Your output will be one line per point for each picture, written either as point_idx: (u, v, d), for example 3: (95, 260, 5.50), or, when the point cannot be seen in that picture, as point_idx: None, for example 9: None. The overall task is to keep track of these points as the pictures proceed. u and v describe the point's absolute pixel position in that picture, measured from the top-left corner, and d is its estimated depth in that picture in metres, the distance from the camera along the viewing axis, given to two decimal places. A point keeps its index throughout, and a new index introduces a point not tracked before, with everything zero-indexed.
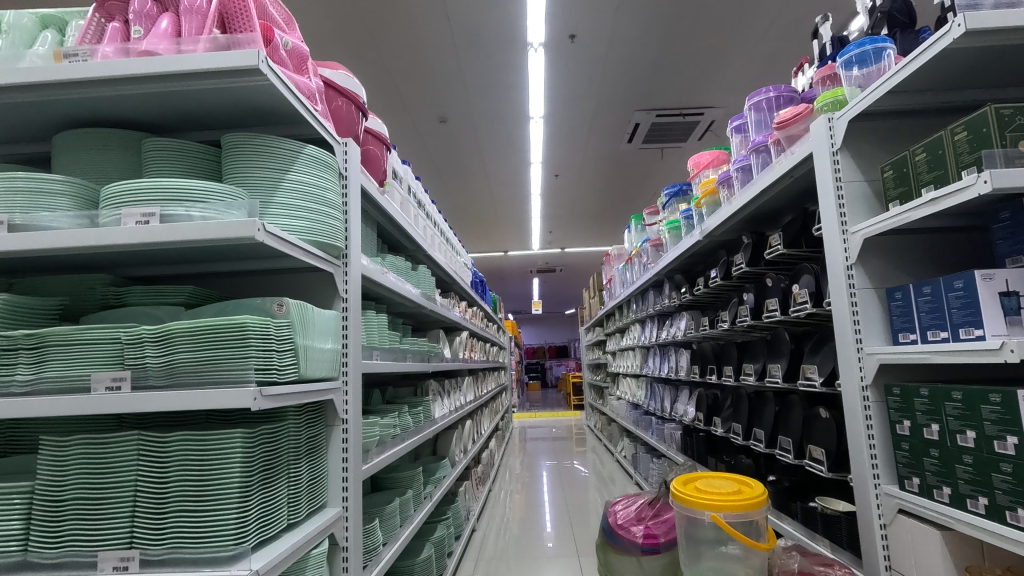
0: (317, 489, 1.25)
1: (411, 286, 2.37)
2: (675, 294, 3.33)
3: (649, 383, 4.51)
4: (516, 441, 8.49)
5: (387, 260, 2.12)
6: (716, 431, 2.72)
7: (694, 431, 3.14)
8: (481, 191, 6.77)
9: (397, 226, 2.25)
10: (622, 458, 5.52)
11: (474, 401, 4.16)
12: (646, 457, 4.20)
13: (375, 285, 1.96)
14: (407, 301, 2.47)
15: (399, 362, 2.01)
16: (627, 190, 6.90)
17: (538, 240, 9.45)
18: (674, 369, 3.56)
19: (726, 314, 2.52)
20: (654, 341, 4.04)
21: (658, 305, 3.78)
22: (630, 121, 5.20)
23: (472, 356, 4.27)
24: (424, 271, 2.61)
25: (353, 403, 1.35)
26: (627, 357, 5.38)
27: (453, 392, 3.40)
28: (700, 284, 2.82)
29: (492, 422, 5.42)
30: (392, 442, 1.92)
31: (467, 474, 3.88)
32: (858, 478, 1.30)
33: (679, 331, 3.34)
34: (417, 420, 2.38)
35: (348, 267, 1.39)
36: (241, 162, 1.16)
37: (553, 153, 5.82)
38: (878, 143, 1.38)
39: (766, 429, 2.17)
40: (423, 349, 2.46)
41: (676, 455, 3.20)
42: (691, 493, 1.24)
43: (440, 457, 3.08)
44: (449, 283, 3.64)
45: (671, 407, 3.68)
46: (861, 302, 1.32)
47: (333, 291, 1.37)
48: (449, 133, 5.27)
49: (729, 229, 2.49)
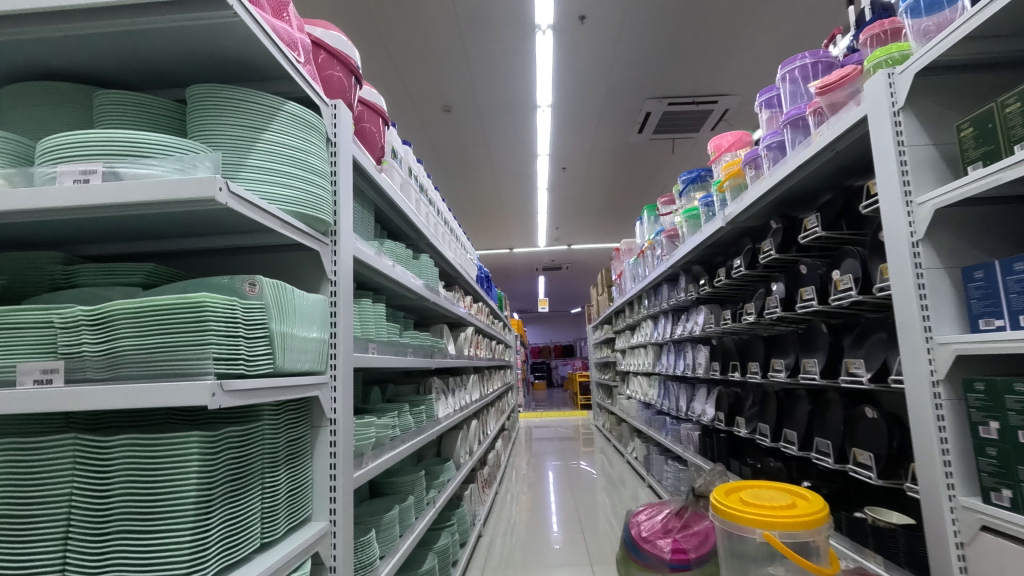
0: (299, 501, 1.08)
1: (413, 276, 2.20)
2: (693, 287, 3.15)
3: (661, 381, 4.34)
4: (521, 441, 8.32)
5: (386, 246, 1.94)
6: (740, 432, 2.53)
7: (714, 432, 2.96)
8: (486, 185, 6.60)
9: (396, 210, 2.08)
10: (632, 460, 5.34)
11: (479, 400, 3.99)
12: (660, 459, 4.02)
13: (371, 272, 1.79)
14: (408, 293, 2.30)
15: (398, 357, 1.84)
16: (637, 183, 6.71)
17: (543, 236, 9.27)
18: (690, 366, 3.37)
19: (752, 306, 2.33)
20: (669, 338, 3.85)
21: (673, 301, 3.59)
22: (641, 110, 5.02)
23: (478, 353, 4.10)
24: (427, 260, 2.44)
25: (343, 401, 1.18)
26: (638, 355, 5.20)
27: (457, 391, 3.23)
28: (721, 275, 2.63)
29: (498, 422, 5.25)
30: (391, 444, 1.75)
31: (473, 476, 3.71)
32: (928, 488, 1.12)
33: (697, 327, 3.15)
34: (419, 420, 2.21)
35: (337, 246, 1.21)
36: (208, 119, 0.99)
37: (561, 144, 5.64)
38: (946, 101, 1.20)
39: (799, 431, 1.99)
40: (426, 343, 2.29)
41: (695, 458, 3.01)
42: (736, 507, 1.06)
43: (444, 459, 2.91)
44: (453, 276, 3.48)
45: (688, 407, 3.49)
46: (930, 285, 1.14)
47: (320, 273, 1.19)
48: (454, 123, 5.10)
49: (754, 213, 2.30)
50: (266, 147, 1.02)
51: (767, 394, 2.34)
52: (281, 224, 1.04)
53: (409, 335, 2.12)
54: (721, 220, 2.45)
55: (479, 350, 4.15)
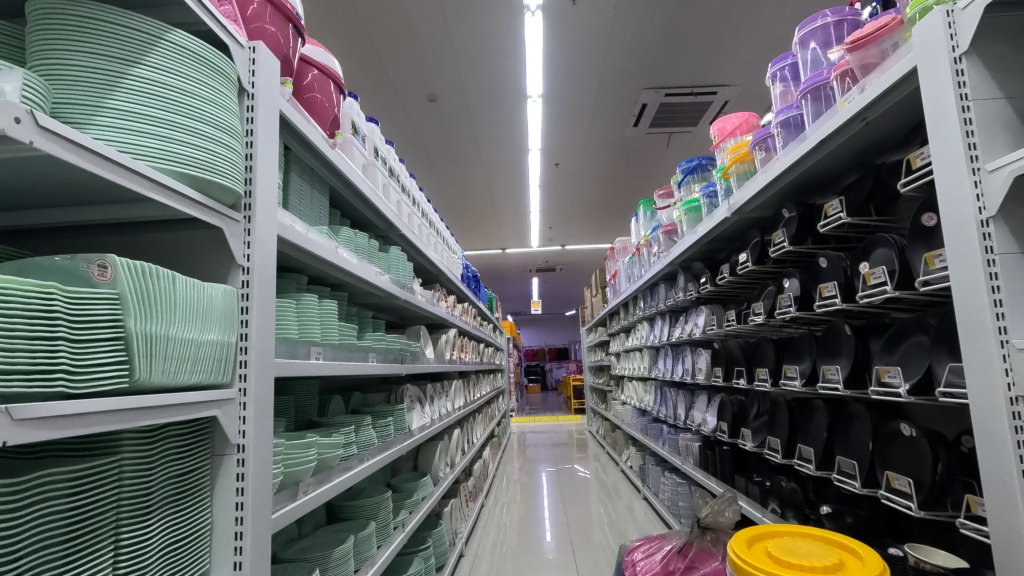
0: (187, 554, 0.82)
1: (379, 271, 1.95)
2: (693, 286, 2.90)
3: (657, 387, 4.09)
4: (513, 446, 8.06)
5: (348, 235, 1.69)
6: (745, 446, 2.28)
7: (716, 444, 2.71)
8: (476, 180, 6.35)
9: (359, 195, 1.83)
10: (627, 468, 5.09)
11: (464, 407, 3.73)
12: (657, 470, 3.76)
13: (323, 263, 1.54)
14: (374, 290, 2.05)
15: (355, 362, 1.59)
16: (632, 180, 6.47)
17: (536, 236, 9.02)
18: (689, 372, 3.13)
19: (760, 306, 2.09)
20: (666, 342, 3.60)
21: (671, 301, 3.35)
22: (637, 101, 4.78)
23: (463, 357, 3.85)
24: (397, 253, 2.18)
25: (256, 422, 0.92)
26: (633, 359, 4.96)
27: (437, 398, 2.97)
28: (724, 273, 2.40)
29: (486, 428, 5.00)
30: (343, 466, 1.49)
31: (455, 489, 3.44)
32: (1004, 535, 0.87)
33: (698, 329, 2.91)
34: (386, 435, 1.95)
35: (251, 225, 0.96)
36: (51, 44, 0.73)
37: (553, 138, 5.40)
38: (1018, 45, 0.96)
39: (817, 447, 1.74)
40: (395, 346, 2.04)
41: (695, 473, 2.76)
42: (763, 567, 0.80)
43: (421, 474, 2.65)
44: (434, 274, 3.23)
45: (687, 415, 3.24)
46: (1005, 274, 0.90)
47: (229, 257, 0.94)
48: (440, 114, 4.85)
49: (764, 202, 2.06)
50: (135, 86, 0.77)
51: (777, 404, 2.10)
52: (156, 189, 0.78)
53: (374, 337, 1.87)
54: (725, 211, 2.21)
55: (464, 354, 3.90)
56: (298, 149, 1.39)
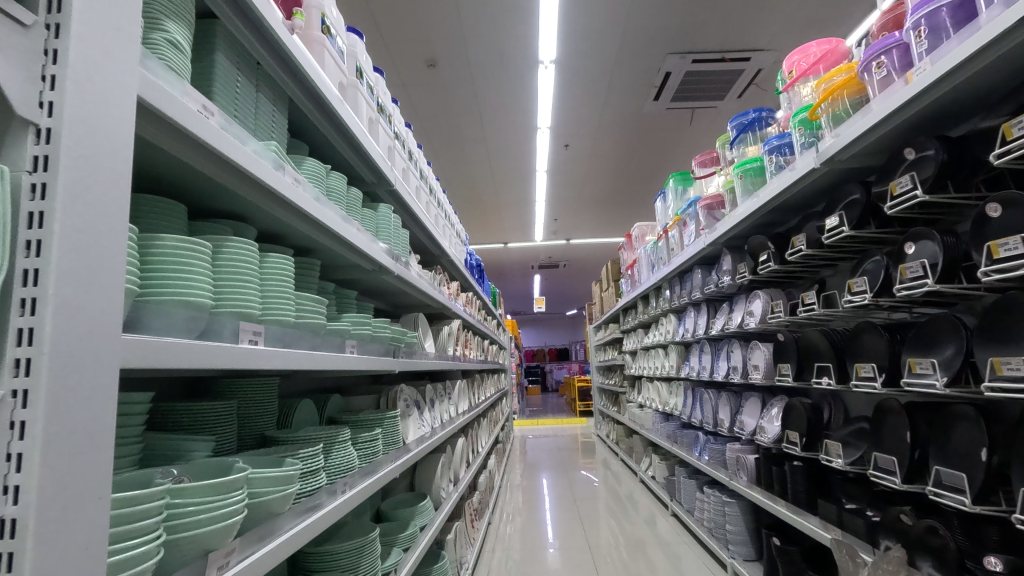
0: None
1: (364, 231, 1.45)
2: (747, 267, 2.41)
3: (687, 388, 3.61)
4: (516, 451, 7.57)
5: (318, 171, 1.20)
6: (833, 463, 1.79)
7: (782, 459, 2.21)
8: (478, 163, 5.85)
9: (333, 120, 1.33)
10: (647, 478, 4.60)
11: (468, 411, 3.25)
12: (691, 485, 3.26)
13: (274, 203, 1.05)
14: (357, 261, 1.55)
15: (323, 352, 1.08)
16: (648, 164, 5.99)
17: (541, 228, 8.54)
18: (737, 369, 2.63)
19: (862, 282, 1.62)
20: (703, 336, 3.10)
21: (713, 288, 2.85)
22: (660, 69, 4.28)
23: (467, 354, 3.36)
24: (390, 214, 1.68)
25: (47, 466, 0.41)
26: (654, 357, 4.47)
27: (437, 402, 2.47)
28: (799, 244, 1.91)
29: (491, 434, 4.50)
30: (303, 506, 0.99)
31: (459, 508, 2.94)
32: None
33: (753, 319, 2.41)
34: (373, 455, 1.45)
35: (59, 45, 0.46)
36: None
37: (564, 113, 4.90)
38: None
39: (972, 473, 1.26)
40: (384, 335, 1.54)
41: (754, 494, 2.25)
42: None
43: (420, 496, 2.15)
44: (434, 256, 2.73)
45: (733, 422, 2.74)
46: None
47: (7, 102, 0.44)
48: (441, 83, 4.34)
49: (872, 145, 1.57)
50: None
51: (885, 410, 1.61)
52: None
53: (354, 320, 1.36)
54: (813, 159, 1.72)
55: (468, 350, 3.39)
56: (228, 12, 0.89)
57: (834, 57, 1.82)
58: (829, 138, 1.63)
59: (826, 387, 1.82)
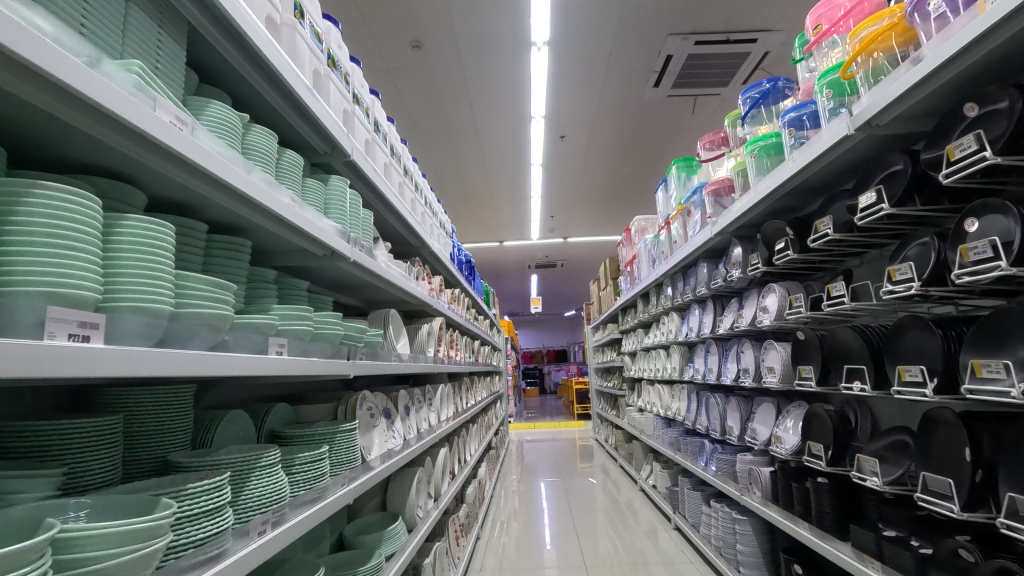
0: None
1: (309, 208, 1.21)
2: (760, 257, 2.16)
3: (690, 391, 3.35)
4: (511, 455, 7.31)
5: (231, 121, 0.94)
6: (865, 481, 1.53)
7: (801, 473, 1.96)
8: (470, 155, 5.60)
9: (253, 59, 1.06)
10: (646, 487, 4.34)
11: (454, 418, 2.99)
12: (696, 497, 3.00)
13: (156, 156, 0.79)
14: (305, 245, 1.31)
15: (225, 353, 0.82)
16: (646, 157, 5.74)
17: (537, 226, 8.29)
18: (747, 371, 2.37)
19: (904, 270, 1.36)
20: (710, 335, 2.85)
21: (721, 282, 2.59)
22: (661, 52, 4.01)
23: (453, 355, 3.10)
24: (342, 186, 1.41)
25: None
26: (654, 358, 4.22)
27: (414, 409, 2.21)
28: (825, 227, 1.66)
29: (482, 441, 4.24)
30: (192, 561, 0.73)
31: (441, 525, 2.68)
32: None
33: (767, 316, 2.15)
34: (315, 480, 1.19)
35: None
36: None
37: (559, 101, 4.64)
38: None
39: None
40: (333, 333, 1.27)
41: (769, 512, 2.00)
42: None
43: (391, 518, 1.89)
44: (412, 247, 2.47)
45: (744, 430, 2.48)
46: None
47: None
48: (427, 66, 4.08)
49: (921, 103, 1.32)
50: None
51: (935, 422, 1.35)
52: None
53: (285, 313, 1.09)
54: (843, 127, 1.47)
55: (453, 352, 3.13)
56: None
57: (866, 9, 1.56)
58: (863, 101, 1.38)
59: (853, 393, 1.56)
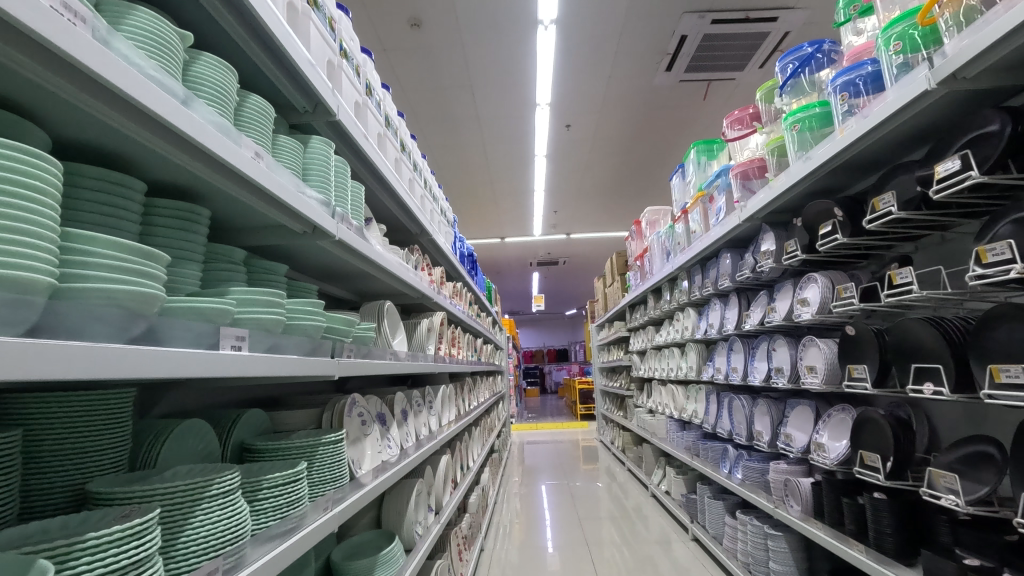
0: None
1: (284, 170, 0.99)
2: (799, 244, 1.93)
3: (709, 392, 3.13)
4: (514, 458, 7.09)
5: (167, 39, 0.73)
6: (941, 500, 1.30)
7: (850, 486, 1.73)
8: (472, 146, 5.38)
9: None
10: (658, 492, 4.12)
11: (456, 422, 2.77)
12: (718, 508, 2.78)
13: (42, 63, 0.56)
14: (280, 217, 1.09)
15: (148, 347, 0.60)
16: (655, 147, 5.51)
17: (540, 222, 8.07)
18: (780, 371, 2.15)
19: (999, 250, 1.14)
20: (734, 332, 2.62)
21: (749, 273, 2.37)
22: (674, 32, 3.78)
23: (455, 354, 2.87)
24: (326, 148, 1.18)
25: None
26: (667, 357, 4.00)
27: (413, 413, 1.99)
28: (887, 204, 1.44)
29: (484, 445, 4.02)
30: None
31: (443, 539, 2.46)
32: None
33: (807, 309, 1.93)
34: (290, 507, 0.95)
35: None
36: None
37: (565, 87, 4.41)
38: None
39: None
40: (313, 325, 1.05)
41: (811, 529, 1.77)
42: None
43: (387, 538, 1.66)
44: (411, 234, 2.25)
45: (776, 435, 2.26)
46: None
47: None
48: (427, 47, 3.85)
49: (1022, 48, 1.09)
50: None
51: None
52: None
53: (243, 298, 0.86)
54: (920, 83, 1.24)
55: (456, 350, 2.91)
56: None
57: None
58: (948, 49, 1.16)
59: (923, 396, 1.34)
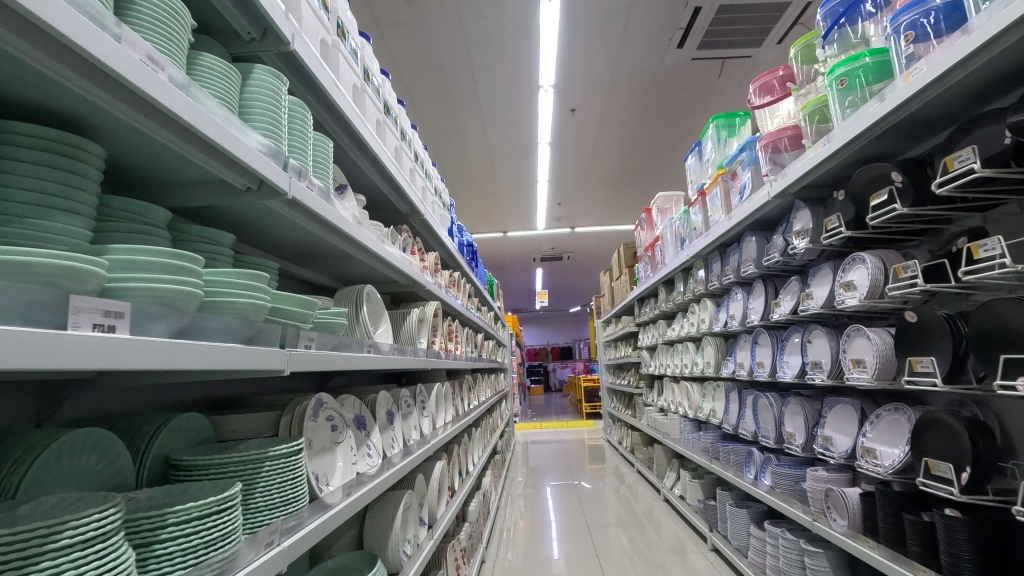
0: None
1: (209, 98, 0.74)
2: (843, 220, 1.68)
3: (729, 390, 2.88)
4: (518, 458, 6.85)
5: None
6: None
7: (909, 499, 1.48)
8: (472, 132, 5.13)
9: None
10: (671, 496, 3.87)
11: (454, 422, 2.53)
12: (741, 516, 2.53)
13: None
14: (214, 166, 0.83)
15: None
16: (664, 132, 5.26)
17: (543, 215, 7.82)
18: (818, 365, 1.90)
19: None
20: (760, 324, 2.37)
21: (778, 257, 2.11)
22: (688, 4, 3.52)
23: (452, 349, 2.63)
24: (275, 80, 0.93)
25: None
26: (680, 352, 3.75)
27: (401, 415, 1.74)
28: (966, 161, 1.19)
29: (486, 446, 3.77)
30: None
31: (439, 554, 2.21)
32: None
33: (851, 295, 1.67)
34: (212, 548, 0.70)
35: None
36: None
37: (570, 66, 4.16)
38: None
39: None
40: (250, 305, 0.80)
41: (862, 548, 1.53)
42: None
43: (368, 561, 1.42)
44: (400, 214, 2.00)
45: (811, 438, 2.01)
46: None
47: None
48: (422, 22, 3.60)
49: None
50: None
51: None
52: None
53: (135, 262, 0.62)
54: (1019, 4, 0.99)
55: (453, 345, 2.67)
56: None
57: None
58: None
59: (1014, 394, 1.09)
